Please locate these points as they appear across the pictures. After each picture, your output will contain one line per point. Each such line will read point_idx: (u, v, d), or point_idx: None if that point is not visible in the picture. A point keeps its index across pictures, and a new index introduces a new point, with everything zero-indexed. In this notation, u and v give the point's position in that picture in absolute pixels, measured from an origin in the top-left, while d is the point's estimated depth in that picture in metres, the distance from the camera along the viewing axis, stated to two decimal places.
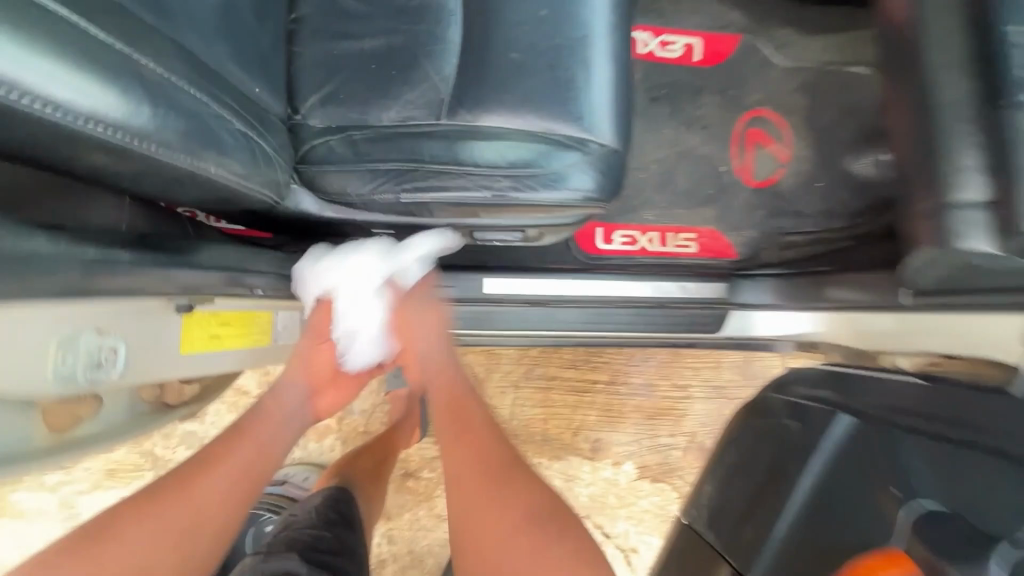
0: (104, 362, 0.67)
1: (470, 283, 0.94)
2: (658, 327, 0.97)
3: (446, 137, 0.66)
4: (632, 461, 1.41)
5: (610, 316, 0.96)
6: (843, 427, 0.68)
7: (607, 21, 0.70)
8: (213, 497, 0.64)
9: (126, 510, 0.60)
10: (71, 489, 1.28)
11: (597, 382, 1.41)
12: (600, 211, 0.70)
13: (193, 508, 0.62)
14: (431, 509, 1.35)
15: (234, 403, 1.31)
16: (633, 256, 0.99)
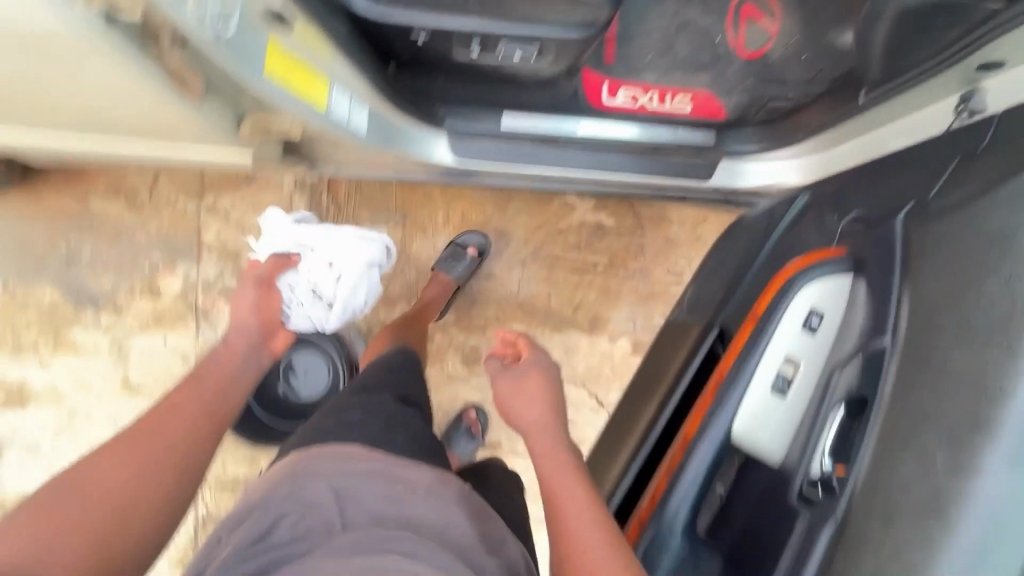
0: (220, 21, 0.65)
1: (487, 119, 1.09)
2: (652, 168, 1.13)
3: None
4: (627, 338, 1.53)
5: (606, 159, 1.12)
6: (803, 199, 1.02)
7: None
8: (177, 446, 0.80)
9: (99, 463, 0.74)
10: (122, 330, 1.43)
11: (598, 264, 1.54)
12: (607, 19, 0.83)
13: (161, 456, 0.77)
14: (441, 369, 1.49)
15: None
16: (633, 112, 1.12)
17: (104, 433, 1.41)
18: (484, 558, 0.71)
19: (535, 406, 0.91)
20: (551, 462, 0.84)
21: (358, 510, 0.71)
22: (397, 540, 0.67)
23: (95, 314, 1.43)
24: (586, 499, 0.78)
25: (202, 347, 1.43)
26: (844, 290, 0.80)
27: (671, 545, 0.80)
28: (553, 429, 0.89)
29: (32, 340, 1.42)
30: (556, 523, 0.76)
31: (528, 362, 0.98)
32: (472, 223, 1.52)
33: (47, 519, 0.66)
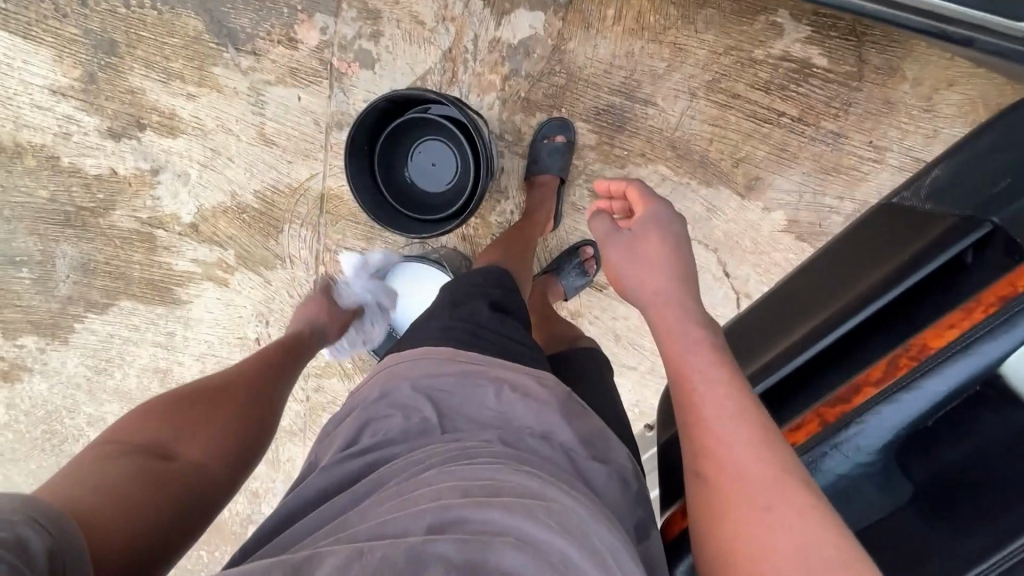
0: None
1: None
2: None
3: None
4: (784, 211, 1.31)
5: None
6: None
7: None
8: (273, 391, 0.91)
9: (221, 386, 0.84)
10: (260, 78, 1.39)
11: (783, 116, 1.25)
12: None
13: (263, 394, 0.88)
14: (568, 196, 1.37)
15: (410, 32, 1.30)
16: None
17: (242, 178, 1.48)
18: (594, 467, 0.65)
19: (658, 276, 0.75)
20: (678, 344, 0.69)
21: (455, 409, 0.69)
22: (511, 456, 0.62)
23: (235, 55, 1.38)
24: (725, 390, 0.63)
25: (334, 114, 1.38)
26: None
27: (851, 455, 0.63)
28: (676, 298, 0.73)
29: (179, 70, 1.42)
30: (688, 412, 0.64)
31: (642, 223, 0.79)
32: (646, 28, 1.23)
33: (167, 416, 0.74)
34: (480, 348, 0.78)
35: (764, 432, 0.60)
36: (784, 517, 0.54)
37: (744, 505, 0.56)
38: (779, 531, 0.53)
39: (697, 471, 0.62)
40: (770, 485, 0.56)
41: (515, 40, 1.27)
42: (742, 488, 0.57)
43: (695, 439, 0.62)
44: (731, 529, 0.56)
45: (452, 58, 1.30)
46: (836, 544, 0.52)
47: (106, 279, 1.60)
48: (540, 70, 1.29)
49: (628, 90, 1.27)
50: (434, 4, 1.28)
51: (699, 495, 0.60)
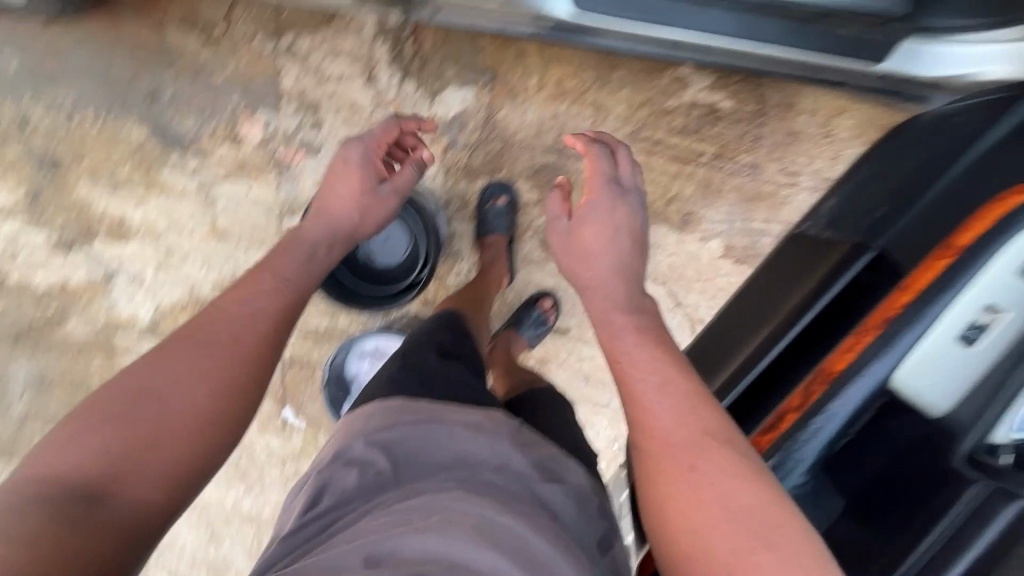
0: None
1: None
2: (821, 48, 0.92)
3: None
4: (719, 240, 1.41)
5: (770, 26, 0.90)
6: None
7: None
8: (250, 342, 0.72)
9: (178, 352, 0.68)
10: (208, 175, 1.43)
11: (703, 155, 1.37)
12: None
13: (234, 352, 0.70)
14: (519, 250, 1.44)
15: (350, 118, 1.37)
16: None
17: (199, 272, 1.49)
18: (547, 487, 0.67)
19: (596, 258, 0.88)
20: (615, 335, 0.80)
21: (412, 457, 0.70)
22: (463, 488, 0.62)
23: (181, 157, 1.42)
24: (646, 369, 0.74)
25: (284, 202, 1.43)
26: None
27: (792, 474, 0.73)
28: (610, 282, 0.86)
29: (126, 177, 1.45)
30: (625, 395, 0.74)
31: (591, 205, 0.91)
32: (568, 93, 1.34)
33: (104, 424, 0.61)
34: (430, 391, 0.84)
35: (695, 410, 0.69)
36: (720, 484, 0.62)
37: (675, 470, 0.65)
38: (716, 494, 0.61)
39: (639, 446, 0.70)
40: (703, 451, 0.65)
41: (449, 116, 1.37)
42: (681, 461, 0.65)
43: (636, 421, 0.71)
44: (676, 501, 0.63)
45: None
46: (769, 500, 0.61)
47: (64, 392, 1.56)
48: (476, 139, 1.38)
49: (560, 148, 1.37)
50: (369, 91, 1.36)
51: (643, 473, 0.69)
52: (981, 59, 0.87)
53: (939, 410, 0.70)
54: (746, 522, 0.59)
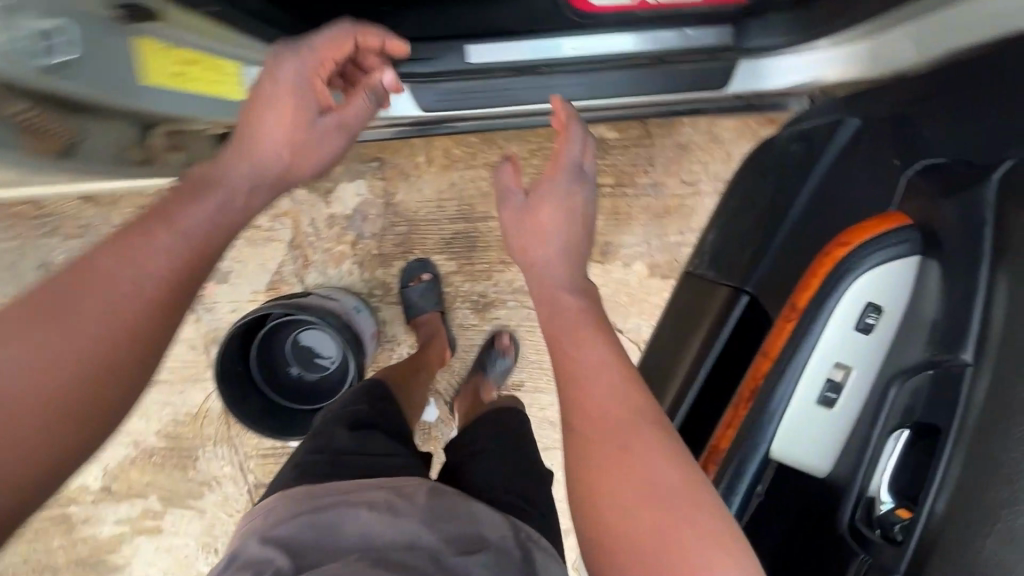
0: (52, 47, 0.66)
1: (450, 55, 0.89)
2: (670, 88, 0.94)
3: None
4: (642, 261, 1.43)
5: (613, 82, 0.94)
6: (849, 130, 0.84)
7: None
8: (128, 312, 0.54)
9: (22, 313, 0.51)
10: None
11: (604, 187, 1.39)
12: None
13: (105, 326, 0.53)
14: (453, 319, 1.44)
15: (250, 238, 1.36)
16: (631, 10, 0.87)
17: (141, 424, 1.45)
18: (465, 562, 0.65)
19: (545, 238, 0.81)
20: (564, 321, 0.74)
21: (312, 550, 0.65)
22: (368, 566, 0.60)
23: None
24: (593, 345, 0.69)
25: (208, 334, 1.40)
26: (914, 284, 0.68)
27: None
28: (558, 277, 0.79)
29: None
30: (562, 374, 0.69)
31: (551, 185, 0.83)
32: (458, 160, 1.35)
33: None
34: (343, 472, 0.80)
35: (632, 391, 0.65)
36: (649, 464, 0.59)
37: (603, 465, 0.60)
38: (646, 474, 0.59)
39: (570, 436, 0.65)
40: (637, 434, 0.61)
41: (349, 211, 1.36)
42: (613, 441, 0.61)
43: (573, 422, 0.65)
44: (602, 479, 0.60)
45: (299, 245, 1.37)
46: (687, 484, 0.59)
47: None
48: (380, 227, 1.37)
49: (465, 214, 1.37)
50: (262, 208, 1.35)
51: (574, 477, 0.63)
52: (817, 62, 0.91)
53: (822, 470, 0.69)
54: (669, 508, 0.57)
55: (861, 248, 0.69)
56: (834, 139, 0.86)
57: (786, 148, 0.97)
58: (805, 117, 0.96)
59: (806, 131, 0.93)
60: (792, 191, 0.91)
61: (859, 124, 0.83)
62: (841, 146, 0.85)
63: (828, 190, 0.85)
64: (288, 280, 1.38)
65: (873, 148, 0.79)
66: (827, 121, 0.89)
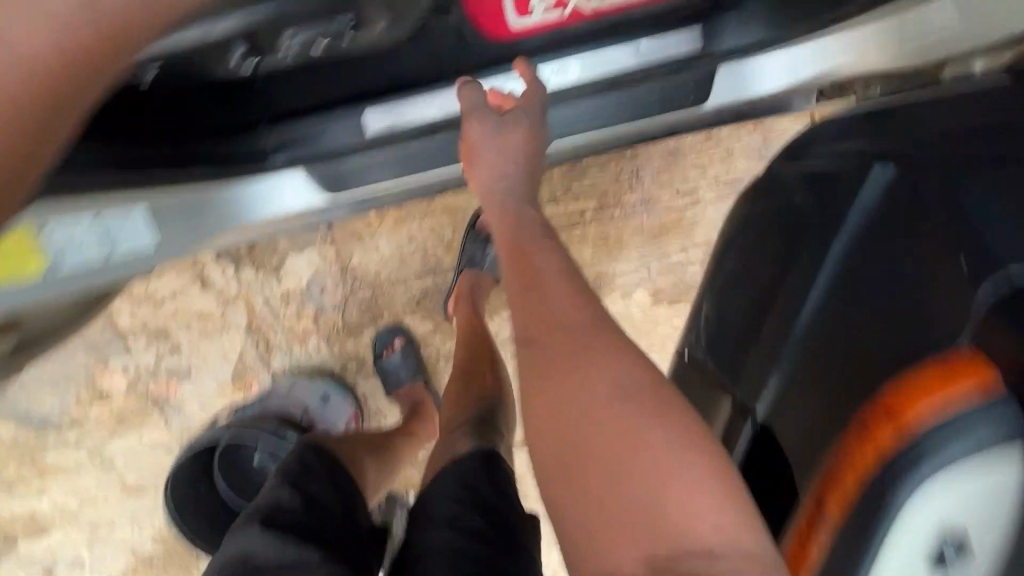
0: None
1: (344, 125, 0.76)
2: (641, 109, 0.80)
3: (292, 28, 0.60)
4: (643, 288, 1.23)
5: (578, 112, 0.79)
6: (879, 182, 0.68)
7: None
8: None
9: None
10: (94, 440, 1.29)
11: (586, 212, 1.19)
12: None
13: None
14: (440, 382, 1.28)
15: (203, 329, 1.23)
16: (563, 26, 0.73)
17: (134, 533, 1.36)
18: None
19: (496, 157, 0.71)
20: (521, 252, 0.64)
21: None
22: None
23: (59, 434, 1.28)
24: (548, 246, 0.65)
25: (182, 434, 1.29)
26: (1016, 480, 0.49)
27: None
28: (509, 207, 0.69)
29: (14, 476, 1.31)
30: (518, 276, 0.62)
31: (521, 111, 0.72)
32: (415, 209, 1.18)
33: None
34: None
35: (589, 316, 0.57)
36: (605, 391, 0.52)
37: (569, 378, 0.53)
38: (599, 404, 0.52)
39: (526, 346, 0.58)
40: (597, 340, 0.55)
41: (304, 284, 1.21)
42: (571, 367, 0.54)
43: (530, 329, 0.58)
44: (552, 405, 0.53)
45: (257, 329, 1.23)
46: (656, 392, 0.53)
47: None
48: (341, 296, 1.22)
49: (432, 267, 1.21)
50: (210, 295, 1.21)
51: (531, 414, 0.55)
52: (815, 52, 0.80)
53: None
54: (626, 436, 0.50)
55: (938, 416, 0.49)
56: (856, 207, 0.69)
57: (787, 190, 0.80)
58: (804, 155, 0.83)
59: (817, 175, 0.76)
60: (803, 270, 0.72)
61: (891, 186, 0.67)
62: (866, 217, 0.68)
63: (858, 272, 0.66)
64: (253, 367, 1.25)
65: (919, 236, 0.62)
66: (845, 167, 0.73)
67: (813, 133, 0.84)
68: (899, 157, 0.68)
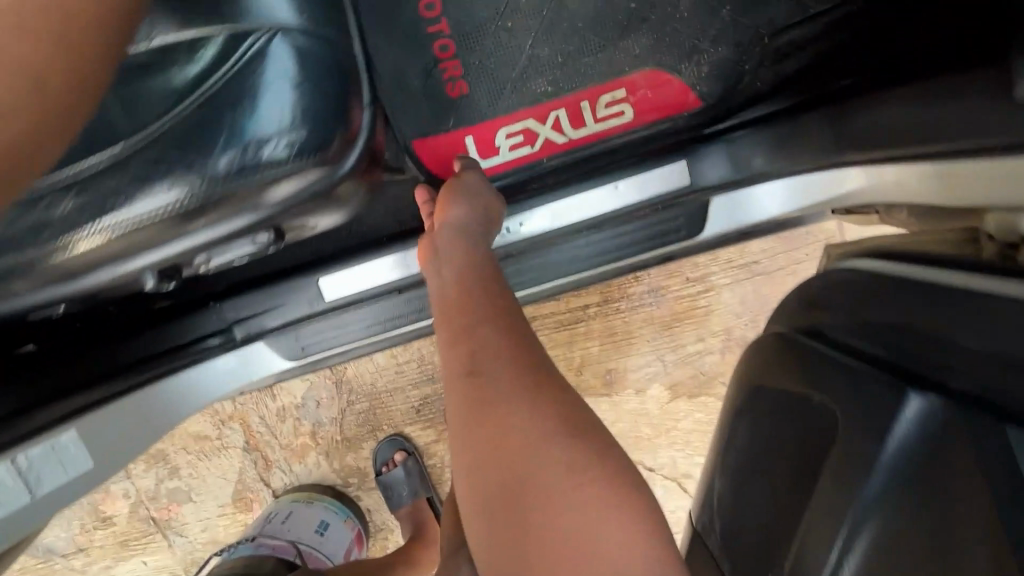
0: None
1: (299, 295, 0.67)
2: (635, 248, 0.70)
3: (210, 251, 0.46)
4: (659, 382, 1.13)
5: (541, 266, 0.70)
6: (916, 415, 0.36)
7: (285, 81, 0.43)
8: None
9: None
10: (98, 567, 1.23)
11: (588, 307, 1.11)
12: (321, 197, 0.46)
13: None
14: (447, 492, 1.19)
15: (201, 450, 1.18)
16: (534, 162, 0.67)
17: None
18: None
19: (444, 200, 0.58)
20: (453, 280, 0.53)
21: None
22: None
23: (63, 562, 1.23)
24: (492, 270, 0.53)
25: (185, 558, 1.23)
26: None
27: None
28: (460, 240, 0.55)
29: None
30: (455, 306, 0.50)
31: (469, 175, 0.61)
32: None
33: None
34: None
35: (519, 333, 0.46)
36: (529, 416, 0.41)
37: (505, 419, 0.41)
38: (523, 435, 0.40)
39: (462, 377, 0.45)
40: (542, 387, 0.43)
41: (299, 399, 1.16)
42: (493, 389, 0.42)
43: (472, 370, 0.44)
44: (486, 444, 0.41)
45: (255, 447, 1.18)
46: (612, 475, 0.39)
47: None
48: (337, 409, 1.17)
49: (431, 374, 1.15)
50: (207, 415, 1.17)
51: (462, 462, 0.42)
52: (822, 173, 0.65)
53: None
54: (553, 473, 0.38)
55: None
56: (888, 436, 0.37)
57: (780, 355, 0.53)
58: (823, 304, 0.53)
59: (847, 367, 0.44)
60: (826, 509, 0.39)
61: (939, 429, 0.35)
62: (901, 457, 0.37)
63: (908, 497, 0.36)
64: (253, 486, 1.20)
65: (978, 483, 0.33)
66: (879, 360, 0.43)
67: (841, 279, 0.53)
68: (908, 338, 0.42)
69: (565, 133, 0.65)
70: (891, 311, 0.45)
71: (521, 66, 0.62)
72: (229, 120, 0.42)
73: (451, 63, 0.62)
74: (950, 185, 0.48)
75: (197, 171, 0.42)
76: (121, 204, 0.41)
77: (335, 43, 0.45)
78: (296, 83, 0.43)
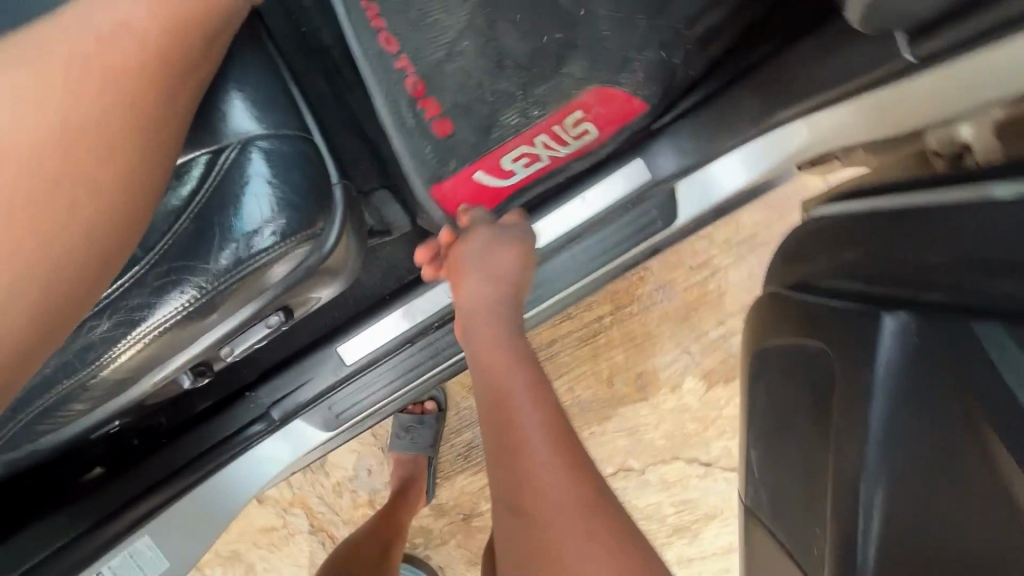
0: None
1: (325, 366, 0.72)
2: (619, 246, 0.76)
3: (230, 338, 0.54)
4: (692, 374, 1.13)
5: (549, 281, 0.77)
6: (895, 333, 0.39)
7: (260, 174, 0.50)
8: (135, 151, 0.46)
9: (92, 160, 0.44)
10: None
11: (603, 318, 1.12)
12: (318, 274, 0.52)
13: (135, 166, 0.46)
14: None
15: (270, 542, 1.21)
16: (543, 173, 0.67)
17: None
18: None
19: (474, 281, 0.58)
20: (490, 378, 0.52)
21: None
22: None
23: None
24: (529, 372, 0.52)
25: None
26: None
27: None
28: (494, 333, 0.55)
29: None
30: (493, 411, 0.50)
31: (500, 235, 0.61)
32: None
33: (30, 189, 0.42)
34: None
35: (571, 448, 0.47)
36: (579, 546, 0.42)
37: (552, 540, 0.43)
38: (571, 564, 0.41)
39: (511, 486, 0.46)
40: (591, 510, 0.43)
41: (350, 471, 1.20)
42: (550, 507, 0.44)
43: (520, 484, 0.45)
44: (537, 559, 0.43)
45: (319, 528, 1.20)
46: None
47: None
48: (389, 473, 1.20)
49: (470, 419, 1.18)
50: (268, 509, 1.20)
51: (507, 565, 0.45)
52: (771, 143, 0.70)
53: None
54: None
55: None
56: (876, 359, 0.39)
57: (770, 314, 0.56)
58: (801, 256, 0.56)
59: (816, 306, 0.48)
60: (850, 441, 0.40)
61: (918, 343, 0.38)
62: (895, 375, 0.39)
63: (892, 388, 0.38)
64: None
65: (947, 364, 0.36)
66: (851, 290, 0.46)
67: (809, 229, 0.56)
68: (892, 267, 0.44)
69: (558, 150, 0.65)
70: (860, 246, 0.47)
71: (488, 104, 0.61)
72: (224, 220, 0.49)
73: (427, 102, 0.62)
74: (889, 118, 0.51)
75: (206, 268, 0.48)
76: (145, 314, 0.48)
77: (301, 139, 0.52)
78: (273, 178, 0.50)
